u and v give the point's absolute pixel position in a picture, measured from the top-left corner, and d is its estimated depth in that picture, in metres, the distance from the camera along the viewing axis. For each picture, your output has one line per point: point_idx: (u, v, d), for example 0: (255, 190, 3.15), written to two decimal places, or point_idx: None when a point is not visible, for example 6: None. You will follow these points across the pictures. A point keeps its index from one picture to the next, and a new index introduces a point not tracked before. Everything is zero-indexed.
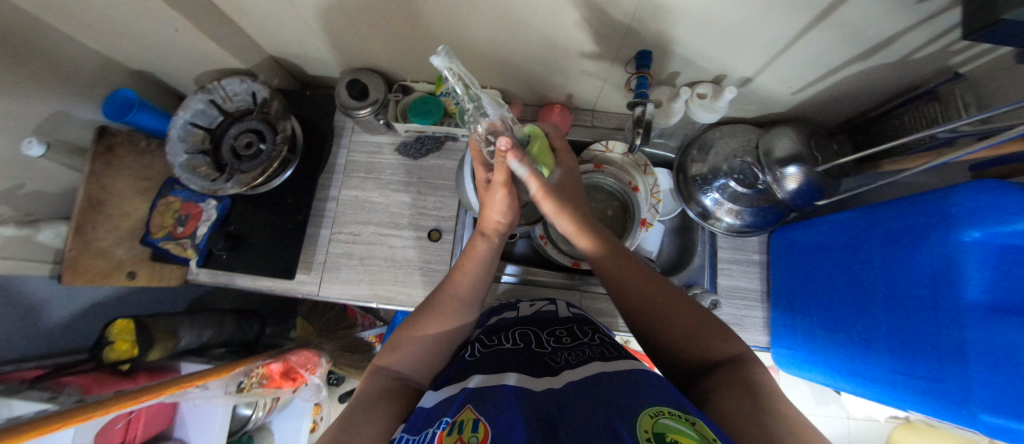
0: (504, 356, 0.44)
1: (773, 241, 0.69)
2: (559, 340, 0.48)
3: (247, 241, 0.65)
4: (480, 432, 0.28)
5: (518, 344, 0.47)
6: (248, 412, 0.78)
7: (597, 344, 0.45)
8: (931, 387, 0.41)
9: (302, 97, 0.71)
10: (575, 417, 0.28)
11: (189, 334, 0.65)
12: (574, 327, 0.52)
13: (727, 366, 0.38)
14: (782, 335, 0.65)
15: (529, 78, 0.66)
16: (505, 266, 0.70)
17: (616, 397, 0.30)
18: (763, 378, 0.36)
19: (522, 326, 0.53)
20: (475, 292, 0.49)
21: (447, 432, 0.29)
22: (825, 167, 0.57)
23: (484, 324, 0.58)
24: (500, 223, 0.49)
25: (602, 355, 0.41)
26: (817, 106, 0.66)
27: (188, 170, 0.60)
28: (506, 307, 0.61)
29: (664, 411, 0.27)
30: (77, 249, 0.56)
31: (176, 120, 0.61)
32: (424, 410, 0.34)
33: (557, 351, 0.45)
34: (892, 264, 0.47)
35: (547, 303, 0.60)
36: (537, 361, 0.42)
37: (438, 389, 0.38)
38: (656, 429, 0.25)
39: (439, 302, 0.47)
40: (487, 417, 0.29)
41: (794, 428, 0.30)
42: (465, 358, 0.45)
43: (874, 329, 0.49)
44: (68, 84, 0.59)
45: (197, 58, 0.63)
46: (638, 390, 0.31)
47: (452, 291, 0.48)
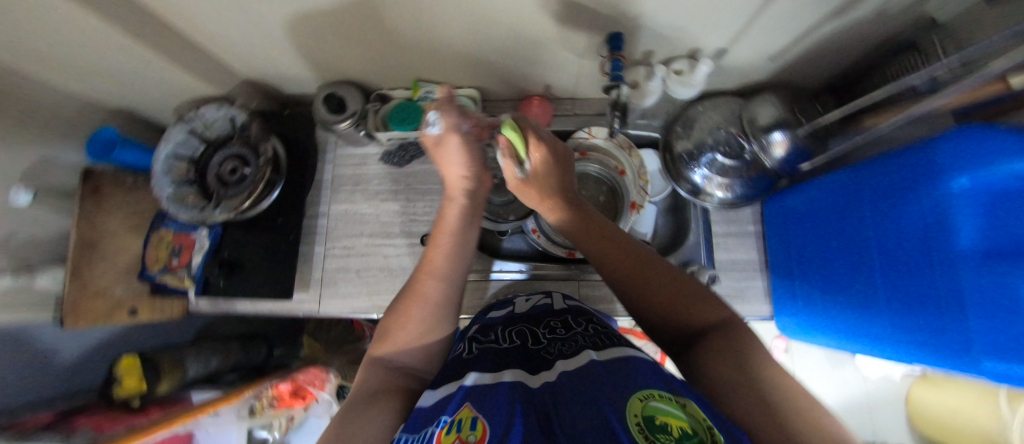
0: (501, 354, 0.44)
1: (766, 211, 0.69)
2: (554, 331, 0.48)
3: (243, 266, 0.65)
4: (479, 430, 0.28)
5: (512, 342, 0.47)
6: (265, 435, 0.74)
7: (591, 333, 0.45)
8: (934, 340, 0.40)
9: (281, 117, 0.71)
10: (569, 408, 0.28)
11: (196, 364, 0.65)
12: (569, 317, 0.52)
13: (716, 330, 0.37)
14: (784, 303, 0.65)
15: (505, 73, 0.66)
16: (503, 263, 0.70)
17: (608, 384, 0.30)
18: (760, 345, 0.35)
19: (519, 323, 0.53)
20: (453, 267, 0.46)
21: (447, 431, 0.29)
22: (808, 129, 0.57)
23: (480, 321, 0.58)
24: (465, 177, 0.48)
25: (596, 344, 0.41)
26: (796, 69, 0.65)
27: (176, 202, 0.61)
28: (500, 306, 0.61)
29: (655, 395, 0.27)
30: (76, 292, 0.56)
31: (159, 153, 0.60)
32: (423, 410, 0.34)
33: (553, 343, 0.45)
34: (886, 220, 0.47)
35: (543, 297, 0.60)
36: (532, 356, 0.42)
37: (436, 389, 0.38)
38: (646, 412, 0.25)
39: (418, 284, 0.45)
40: (485, 415, 0.29)
41: (789, 394, 0.29)
42: (460, 356, 0.46)
43: (873, 287, 0.48)
44: (48, 130, 0.59)
45: (173, 89, 0.63)
46: (631, 377, 0.31)
47: (427, 268, 0.46)
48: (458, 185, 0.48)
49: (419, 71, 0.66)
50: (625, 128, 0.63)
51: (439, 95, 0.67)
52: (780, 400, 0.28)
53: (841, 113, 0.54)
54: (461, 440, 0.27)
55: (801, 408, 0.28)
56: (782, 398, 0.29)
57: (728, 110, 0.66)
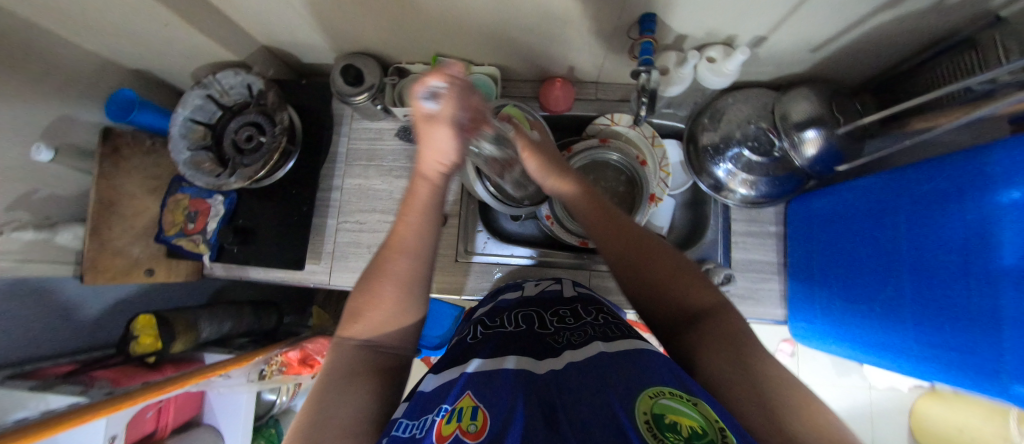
0: (505, 339, 0.43)
1: (791, 212, 0.66)
2: (562, 320, 0.47)
3: (257, 234, 0.65)
4: (479, 420, 0.27)
5: (519, 325, 0.47)
6: (272, 398, 0.79)
7: (600, 323, 0.44)
8: (963, 357, 0.38)
9: (298, 87, 0.70)
10: (575, 398, 0.28)
11: (210, 327, 0.66)
12: (577, 306, 0.51)
13: (712, 316, 0.36)
14: (798, 308, 0.63)
15: (528, 52, 0.63)
16: (513, 247, 0.69)
17: (616, 377, 0.30)
18: (745, 332, 0.34)
19: (526, 308, 0.52)
20: (427, 244, 0.40)
21: (447, 420, 0.28)
22: (847, 128, 0.54)
23: (488, 304, 0.58)
24: (443, 164, 0.38)
25: (604, 335, 0.40)
26: (838, 63, 0.61)
27: (192, 167, 0.60)
28: (510, 288, 0.61)
29: (665, 391, 0.26)
30: (95, 250, 0.57)
31: (177, 117, 0.60)
32: (423, 394, 0.34)
33: (559, 331, 0.44)
34: (921, 229, 0.44)
35: (553, 283, 0.61)
36: (539, 342, 0.42)
37: (437, 373, 0.38)
38: (655, 411, 0.24)
39: (387, 261, 0.39)
40: (486, 404, 0.29)
41: (794, 398, 0.28)
42: (465, 341, 0.45)
43: (899, 298, 0.46)
44: (69, 87, 0.59)
45: (190, 51, 0.62)
46: (639, 371, 0.30)
47: (398, 244, 0.39)
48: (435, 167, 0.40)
49: (440, 45, 0.63)
50: (649, 117, 0.61)
51: None
52: (783, 401, 0.28)
53: (884, 114, 0.51)
54: (462, 431, 0.26)
55: (800, 412, 0.27)
56: (789, 398, 0.28)
57: (759, 103, 0.63)
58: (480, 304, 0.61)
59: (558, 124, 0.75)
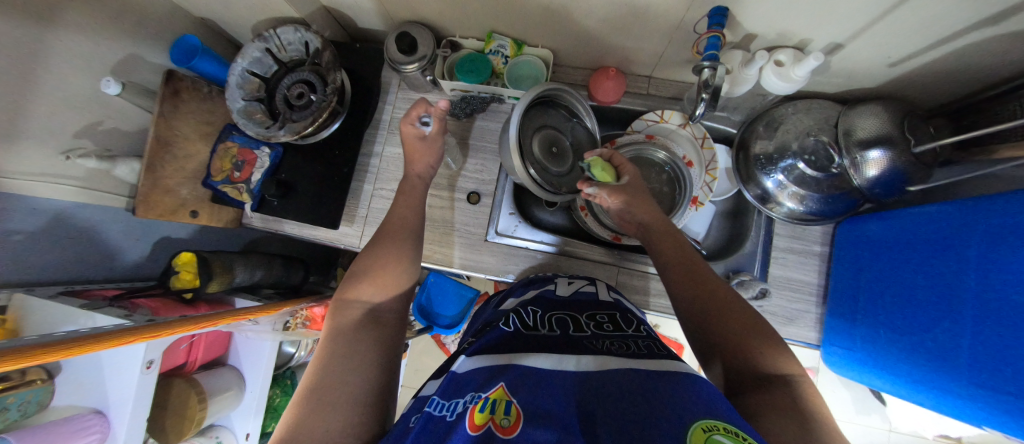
0: (537, 339, 0.42)
1: (839, 233, 0.63)
2: (600, 326, 0.47)
3: (296, 189, 0.67)
4: (513, 415, 0.28)
5: (554, 330, 0.45)
6: (291, 350, 0.81)
7: (643, 338, 0.44)
8: (1016, 404, 0.36)
9: (351, 51, 0.70)
10: (616, 411, 0.28)
11: (243, 272, 0.69)
12: (615, 314, 0.51)
13: (781, 382, 0.40)
14: (837, 334, 0.60)
15: (584, 38, 0.62)
16: (541, 233, 0.68)
17: (661, 400, 0.29)
18: (810, 401, 0.39)
19: (558, 310, 0.52)
20: (417, 228, 0.57)
21: (481, 408, 0.29)
22: (922, 149, 0.50)
23: (520, 295, 0.58)
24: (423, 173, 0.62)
25: (651, 352, 0.39)
26: (916, 82, 0.57)
27: (245, 116, 0.62)
28: (543, 281, 0.62)
29: (719, 426, 0.25)
30: (148, 186, 0.60)
31: (235, 67, 0.62)
32: (458, 376, 0.36)
33: (596, 337, 0.43)
34: (991, 266, 0.41)
35: (587, 283, 0.61)
36: (576, 345, 0.41)
37: (469, 356, 0.40)
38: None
39: (392, 243, 0.53)
40: (520, 400, 0.29)
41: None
42: (502, 329, 0.45)
43: (956, 337, 0.43)
44: (140, 28, 0.62)
45: (253, 4, 0.63)
46: (684, 397, 0.29)
47: (398, 224, 0.56)
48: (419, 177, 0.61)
49: (496, 22, 0.63)
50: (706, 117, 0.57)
51: (511, 51, 0.66)
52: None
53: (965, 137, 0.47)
54: (495, 425, 0.27)
55: None
56: None
57: (823, 116, 0.59)
58: (510, 293, 0.61)
59: (602, 115, 0.74)
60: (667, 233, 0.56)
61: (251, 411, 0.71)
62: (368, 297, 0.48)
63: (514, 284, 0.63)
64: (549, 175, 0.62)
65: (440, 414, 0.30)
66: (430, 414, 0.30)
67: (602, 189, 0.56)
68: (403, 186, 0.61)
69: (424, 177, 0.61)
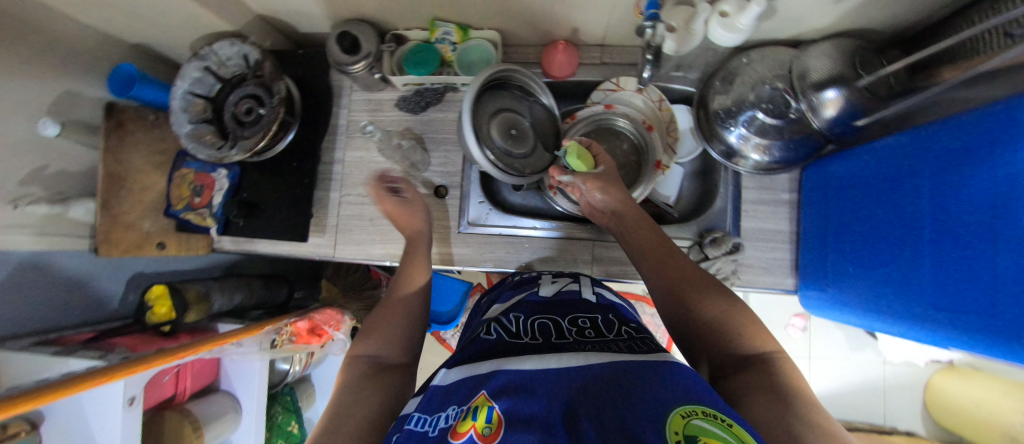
0: (519, 348, 0.43)
1: (806, 179, 0.64)
2: (582, 332, 0.47)
3: (261, 207, 0.66)
4: (494, 423, 0.28)
5: (536, 338, 0.45)
6: (286, 367, 0.80)
7: (624, 340, 0.44)
8: (977, 323, 0.37)
9: (295, 58, 0.68)
10: (599, 403, 0.29)
11: (221, 298, 0.69)
12: (598, 317, 0.51)
13: (759, 362, 0.43)
14: (811, 278, 0.61)
15: (529, 14, 0.60)
16: (514, 217, 0.68)
17: (643, 390, 0.29)
18: (786, 375, 0.41)
19: (542, 314, 0.52)
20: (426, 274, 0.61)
21: (461, 419, 0.30)
22: (868, 81, 0.51)
23: (507, 300, 0.60)
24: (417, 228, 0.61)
25: (633, 351, 0.40)
26: (861, 18, 0.57)
27: (194, 140, 0.60)
28: (529, 282, 0.62)
29: (697, 411, 0.26)
30: (108, 223, 0.59)
31: (176, 90, 0.60)
32: (440, 388, 0.37)
33: (579, 342, 0.43)
34: (944, 191, 0.41)
35: (570, 281, 0.61)
36: (559, 350, 0.41)
37: (451, 369, 0.41)
38: (686, 431, 0.24)
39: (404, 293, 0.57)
40: (501, 406, 0.30)
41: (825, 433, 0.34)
42: (483, 340, 0.46)
43: (915, 265, 0.44)
44: (71, 63, 0.59)
45: (180, 21, 0.60)
46: (663, 386, 0.30)
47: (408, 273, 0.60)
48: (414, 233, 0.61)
49: (437, 9, 0.61)
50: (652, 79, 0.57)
51: (457, 37, 0.64)
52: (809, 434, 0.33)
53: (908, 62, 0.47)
54: (476, 433, 0.27)
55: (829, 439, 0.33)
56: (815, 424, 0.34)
57: (777, 63, 0.59)
58: (500, 297, 0.63)
59: (560, 91, 0.73)
60: (641, 224, 0.57)
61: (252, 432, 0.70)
62: (374, 351, 0.50)
63: (503, 290, 0.64)
64: (518, 162, 0.62)
65: (422, 430, 0.31)
66: (412, 431, 0.31)
67: (577, 178, 0.56)
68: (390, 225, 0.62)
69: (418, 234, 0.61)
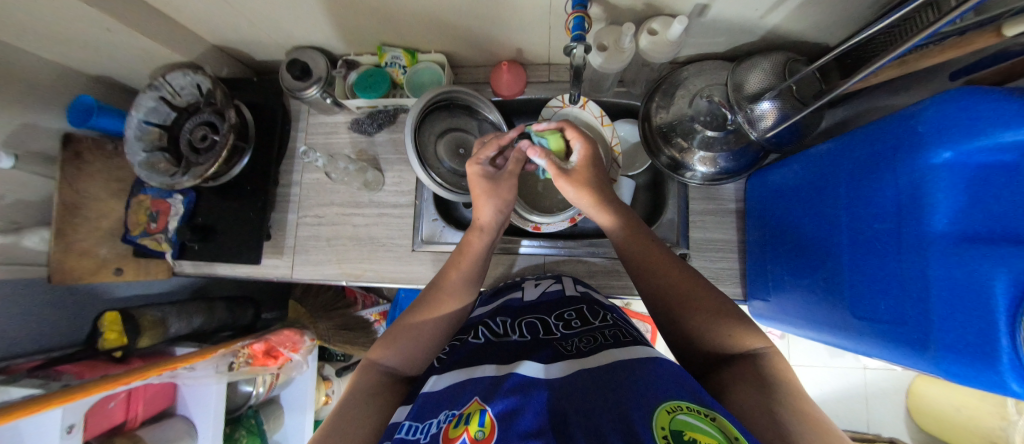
0: (507, 348, 0.44)
1: (749, 187, 0.65)
2: (568, 325, 0.48)
3: (217, 231, 0.66)
4: (487, 426, 0.28)
5: (525, 335, 0.47)
6: (249, 389, 0.80)
7: (609, 327, 0.44)
8: (895, 332, 0.36)
9: (250, 84, 0.70)
10: (581, 403, 0.29)
11: (178, 323, 0.70)
12: (582, 308, 0.52)
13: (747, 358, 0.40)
14: (756, 290, 0.62)
15: (471, 37, 0.62)
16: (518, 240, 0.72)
17: (631, 385, 0.30)
18: (773, 370, 0.38)
19: (528, 315, 0.53)
20: (469, 283, 0.56)
21: (456, 424, 0.30)
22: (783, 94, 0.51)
23: (488, 307, 0.59)
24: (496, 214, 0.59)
25: (616, 340, 0.40)
26: (786, 33, 0.59)
27: (147, 168, 0.62)
28: (512, 289, 0.63)
29: (682, 406, 0.27)
30: (61, 251, 0.60)
31: (131, 120, 0.62)
32: (432, 395, 0.36)
33: (565, 337, 0.44)
34: (858, 199, 0.42)
35: (553, 283, 0.61)
36: (546, 349, 0.41)
37: (442, 374, 0.40)
38: (673, 426, 0.24)
39: (435, 298, 0.54)
40: (495, 407, 0.30)
41: (807, 421, 0.32)
42: (471, 341, 0.47)
43: (838, 272, 0.44)
44: (29, 98, 0.61)
45: (133, 54, 0.62)
46: (655, 379, 0.30)
47: (445, 283, 0.55)
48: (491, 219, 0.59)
49: (381, 35, 0.63)
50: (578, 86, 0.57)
51: (407, 61, 0.65)
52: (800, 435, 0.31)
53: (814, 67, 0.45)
54: (469, 438, 0.27)
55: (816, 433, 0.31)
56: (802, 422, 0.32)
57: (713, 77, 0.61)
58: (479, 303, 0.64)
59: (513, 108, 0.74)
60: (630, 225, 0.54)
61: None
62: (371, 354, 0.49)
63: (484, 297, 0.65)
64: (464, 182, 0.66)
65: (414, 437, 0.30)
66: (402, 439, 0.31)
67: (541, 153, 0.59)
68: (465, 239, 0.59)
69: (487, 226, 0.58)
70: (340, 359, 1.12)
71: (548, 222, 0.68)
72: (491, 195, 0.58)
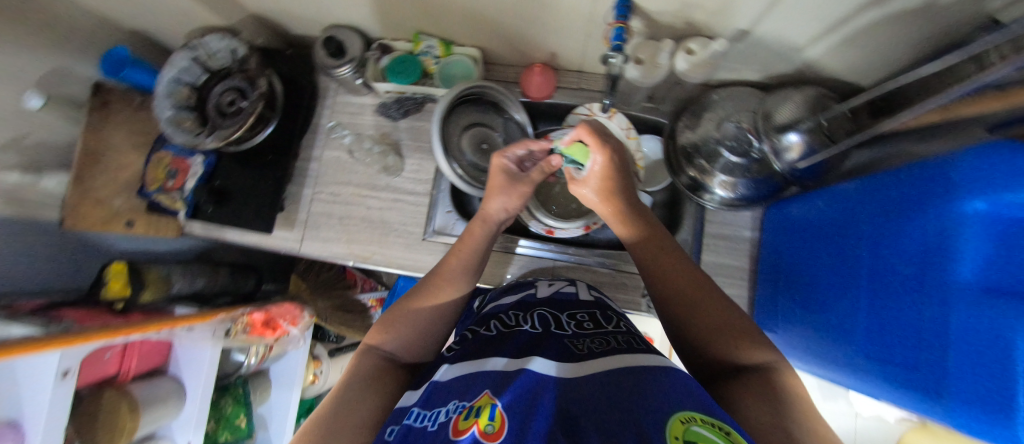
0: (518, 340, 0.43)
1: (767, 217, 0.65)
2: (581, 323, 0.48)
3: (232, 196, 0.67)
4: (496, 421, 0.28)
5: (536, 326, 0.47)
6: (241, 358, 0.80)
7: (621, 333, 0.45)
8: (907, 377, 0.36)
9: (283, 55, 0.71)
10: (592, 406, 0.29)
11: (182, 281, 0.70)
12: (595, 313, 0.52)
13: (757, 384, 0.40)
14: (762, 321, 0.62)
15: (508, 35, 0.63)
16: (524, 240, 0.72)
17: (642, 393, 0.29)
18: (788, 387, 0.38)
19: (538, 308, 0.53)
20: (474, 266, 0.57)
21: (465, 416, 0.30)
22: (813, 128, 0.51)
23: (499, 301, 0.59)
24: (501, 209, 0.59)
25: (629, 346, 0.40)
26: (821, 70, 0.59)
27: (173, 125, 0.62)
28: (524, 286, 0.62)
29: (696, 417, 0.26)
30: (77, 197, 0.60)
31: (162, 76, 0.62)
32: (440, 385, 0.37)
33: (577, 334, 0.44)
34: (882, 241, 0.42)
35: (567, 284, 0.62)
36: (555, 346, 0.41)
37: (452, 364, 0.40)
38: (687, 437, 0.24)
39: (439, 274, 0.55)
40: (503, 403, 0.30)
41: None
42: (482, 334, 0.47)
43: (854, 311, 0.44)
44: (67, 43, 0.62)
45: (174, 12, 0.63)
46: (664, 389, 0.30)
47: (451, 262, 0.56)
48: (496, 214, 0.60)
49: (420, 23, 0.64)
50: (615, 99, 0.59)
51: (440, 51, 0.66)
52: None
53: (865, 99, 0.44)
54: (479, 431, 0.27)
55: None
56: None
57: (744, 103, 0.61)
58: (489, 299, 0.63)
59: (539, 110, 0.75)
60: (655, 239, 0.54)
61: (191, 422, 0.68)
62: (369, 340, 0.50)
63: (492, 292, 0.65)
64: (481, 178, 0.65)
65: (421, 425, 0.31)
66: (410, 427, 0.31)
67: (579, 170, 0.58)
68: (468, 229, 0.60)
69: (492, 219, 0.59)
70: (333, 341, 1.11)
71: (562, 228, 0.68)
72: (503, 191, 0.59)
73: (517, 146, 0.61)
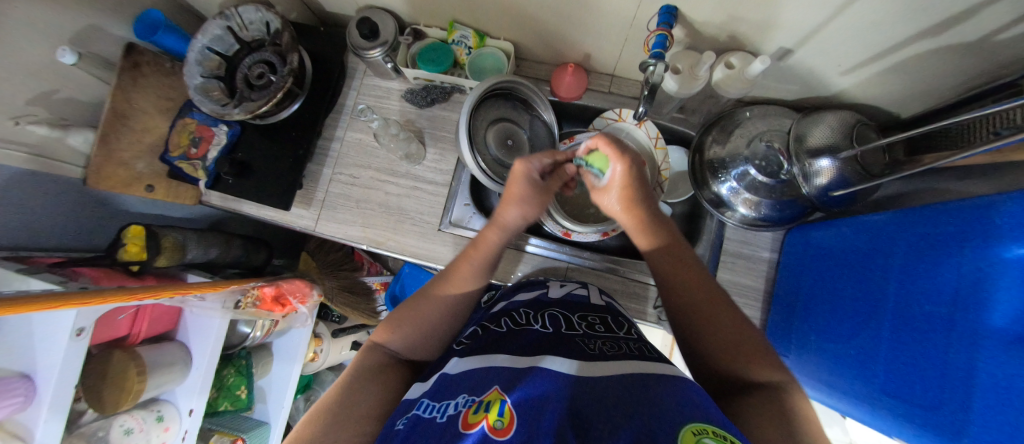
0: (528, 339, 0.43)
1: (789, 239, 0.64)
2: (592, 327, 0.48)
3: (253, 169, 0.67)
4: (506, 417, 0.27)
5: (547, 326, 0.47)
6: (247, 331, 0.80)
7: (633, 340, 0.44)
8: (927, 417, 0.35)
9: (314, 32, 0.70)
10: (602, 408, 0.28)
11: (196, 250, 0.70)
12: (607, 317, 0.51)
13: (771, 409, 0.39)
14: (775, 343, 0.62)
15: (543, 32, 0.62)
16: (536, 240, 0.72)
17: (651, 400, 0.29)
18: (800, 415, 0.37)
19: (549, 308, 0.52)
20: (487, 262, 0.56)
21: (475, 410, 0.29)
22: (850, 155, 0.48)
23: (511, 298, 0.59)
24: (519, 218, 0.57)
25: (642, 354, 0.40)
26: (859, 96, 0.58)
27: (201, 93, 0.62)
28: (535, 285, 0.62)
29: (707, 429, 0.25)
30: (102, 157, 0.61)
31: (195, 43, 0.62)
32: (449, 377, 0.37)
33: (588, 336, 0.44)
34: (911, 276, 0.41)
35: (579, 287, 0.61)
36: (566, 346, 0.41)
37: (462, 357, 0.40)
38: None
39: (453, 264, 0.55)
40: (514, 399, 0.29)
41: None
42: (492, 330, 0.47)
43: (875, 344, 0.43)
44: (103, 2, 0.61)
45: None
46: (675, 398, 0.29)
47: (463, 253, 0.56)
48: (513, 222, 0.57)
49: (455, 12, 0.63)
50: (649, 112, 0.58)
51: (473, 42, 0.65)
52: None
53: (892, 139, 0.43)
54: (488, 426, 0.27)
55: None
56: None
57: (777, 122, 0.60)
58: (500, 295, 0.63)
59: (565, 110, 0.74)
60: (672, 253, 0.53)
61: (196, 389, 0.69)
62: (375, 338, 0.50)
63: (504, 289, 0.64)
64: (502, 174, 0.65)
65: (430, 416, 0.31)
66: (419, 417, 0.31)
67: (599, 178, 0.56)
68: (480, 234, 0.57)
69: (510, 227, 0.57)
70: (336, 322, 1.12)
71: (579, 231, 0.67)
72: (523, 202, 0.56)
73: (542, 155, 0.57)
